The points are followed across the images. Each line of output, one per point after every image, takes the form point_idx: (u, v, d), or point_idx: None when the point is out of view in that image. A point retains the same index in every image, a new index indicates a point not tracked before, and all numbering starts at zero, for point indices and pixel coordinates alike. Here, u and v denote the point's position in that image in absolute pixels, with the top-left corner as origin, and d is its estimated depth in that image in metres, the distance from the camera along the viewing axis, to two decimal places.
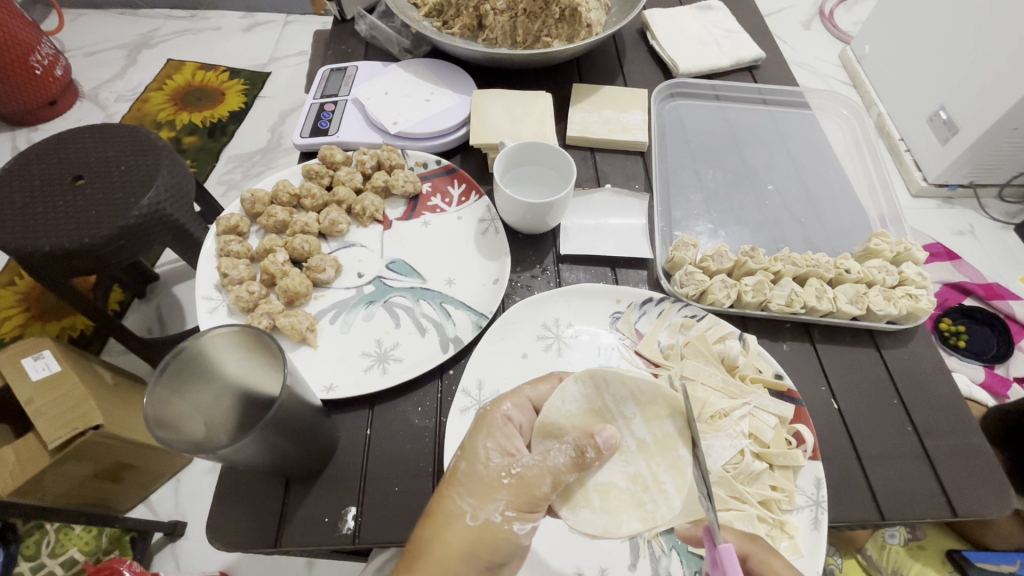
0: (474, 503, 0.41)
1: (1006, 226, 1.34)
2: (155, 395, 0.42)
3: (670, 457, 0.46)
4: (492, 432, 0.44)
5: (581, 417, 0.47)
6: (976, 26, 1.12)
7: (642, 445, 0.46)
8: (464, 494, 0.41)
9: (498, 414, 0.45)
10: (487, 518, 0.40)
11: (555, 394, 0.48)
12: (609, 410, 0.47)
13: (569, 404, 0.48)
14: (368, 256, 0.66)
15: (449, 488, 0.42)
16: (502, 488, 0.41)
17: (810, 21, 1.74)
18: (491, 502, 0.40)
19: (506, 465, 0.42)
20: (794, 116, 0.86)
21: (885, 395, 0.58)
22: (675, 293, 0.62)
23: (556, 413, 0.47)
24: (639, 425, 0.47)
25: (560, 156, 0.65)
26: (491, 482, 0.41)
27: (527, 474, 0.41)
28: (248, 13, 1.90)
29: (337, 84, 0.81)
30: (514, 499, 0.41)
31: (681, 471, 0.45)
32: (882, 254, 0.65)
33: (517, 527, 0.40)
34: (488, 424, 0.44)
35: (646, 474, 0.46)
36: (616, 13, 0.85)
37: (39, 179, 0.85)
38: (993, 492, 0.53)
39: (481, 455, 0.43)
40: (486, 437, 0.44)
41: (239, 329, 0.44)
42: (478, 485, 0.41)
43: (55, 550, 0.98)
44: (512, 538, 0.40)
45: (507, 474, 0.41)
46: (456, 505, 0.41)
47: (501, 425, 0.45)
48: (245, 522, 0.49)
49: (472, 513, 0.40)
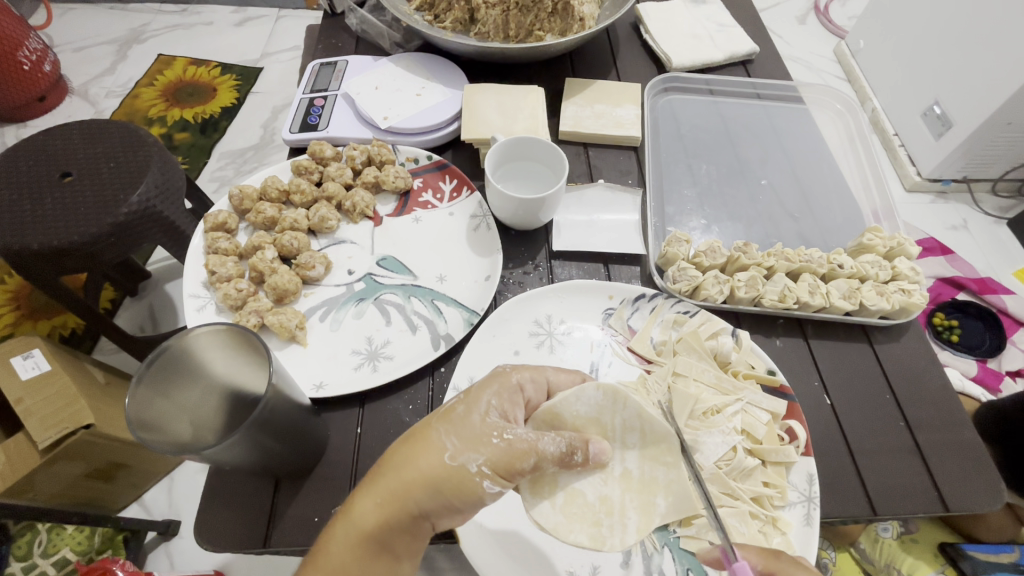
0: (458, 444, 0.39)
1: (998, 220, 1.34)
2: (138, 396, 0.41)
3: (645, 498, 0.47)
4: (501, 391, 0.43)
5: (583, 422, 0.47)
6: (968, 21, 1.12)
7: (626, 475, 0.47)
8: (450, 432, 0.40)
9: (513, 377, 0.44)
10: (464, 463, 0.39)
11: (570, 395, 0.46)
12: (613, 430, 0.47)
13: (579, 406, 0.47)
14: (358, 253, 0.65)
15: (438, 422, 0.41)
16: (489, 446, 0.40)
17: (805, 16, 1.73)
18: (472, 453, 0.39)
19: (501, 427, 0.41)
20: (788, 110, 0.85)
21: (878, 390, 0.58)
22: (668, 290, 0.62)
23: (565, 409, 0.46)
24: (632, 457, 0.48)
25: (552, 151, 0.65)
26: (481, 436, 0.40)
27: (516, 445, 0.40)
28: (239, 8, 1.88)
29: (326, 79, 0.80)
30: (495, 459, 0.39)
31: (647, 513, 0.46)
32: (875, 249, 0.65)
33: (487, 484, 0.39)
34: (500, 382, 0.43)
35: (615, 500, 0.46)
36: (609, 7, 0.84)
37: (24, 177, 0.84)
38: (985, 485, 0.53)
39: (481, 408, 0.41)
40: (492, 394, 0.42)
41: (225, 328, 0.43)
42: (468, 433, 0.40)
43: (47, 550, 0.97)
44: (478, 490, 0.39)
45: (499, 435, 0.40)
46: (439, 438, 0.40)
47: (512, 389, 0.44)
48: (231, 521, 0.49)
49: (451, 453, 0.39)
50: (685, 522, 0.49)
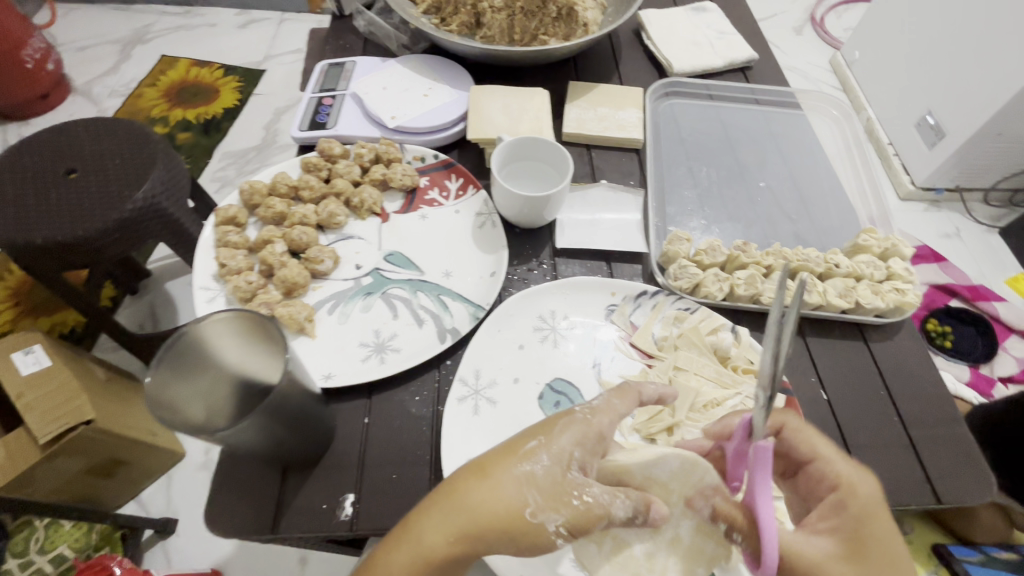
0: (541, 500, 0.39)
1: (991, 229, 1.37)
2: (158, 376, 0.42)
3: (690, 565, 0.45)
4: (582, 439, 0.43)
5: (651, 482, 0.45)
6: (960, 33, 1.15)
7: (677, 540, 0.45)
8: (533, 485, 0.40)
9: (594, 427, 0.43)
10: (543, 521, 0.39)
11: (654, 461, 0.45)
12: (674, 494, 0.45)
13: (656, 469, 0.45)
14: (366, 248, 0.66)
15: (514, 463, 0.41)
16: (568, 505, 0.40)
17: (801, 26, 1.76)
18: (553, 512, 0.39)
19: (581, 485, 0.40)
20: (786, 115, 0.87)
21: (873, 386, 0.59)
22: (669, 287, 0.63)
23: (647, 469, 0.45)
24: (687, 526, 0.45)
25: (557, 151, 0.66)
26: (562, 493, 0.40)
27: (594, 507, 0.40)
28: (243, 10, 1.90)
29: (334, 79, 0.81)
30: (573, 520, 0.39)
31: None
32: (871, 249, 0.66)
33: (561, 537, 0.39)
34: (582, 430, 0.43)
35: (660, 560, 0.45)
36: (611, 13, 0.87)
37: (31, 172, 0.85)
38: (975, 478, 0.54)
39: (563, 459, 0.41)
40: (572, 444, 0.42)
41: (244, 314, 0.45)
42: (549, 487, 0.40)
43: (44, 547, 0.97)
44: (550, 540, 0.39)
45: (579, 495, 0.40)
46: (520, 486, 0.40)
47: (592, 439, 0.43)
48: (240, 508, 0.49)
49: (533, 508, 0.39)
50: None
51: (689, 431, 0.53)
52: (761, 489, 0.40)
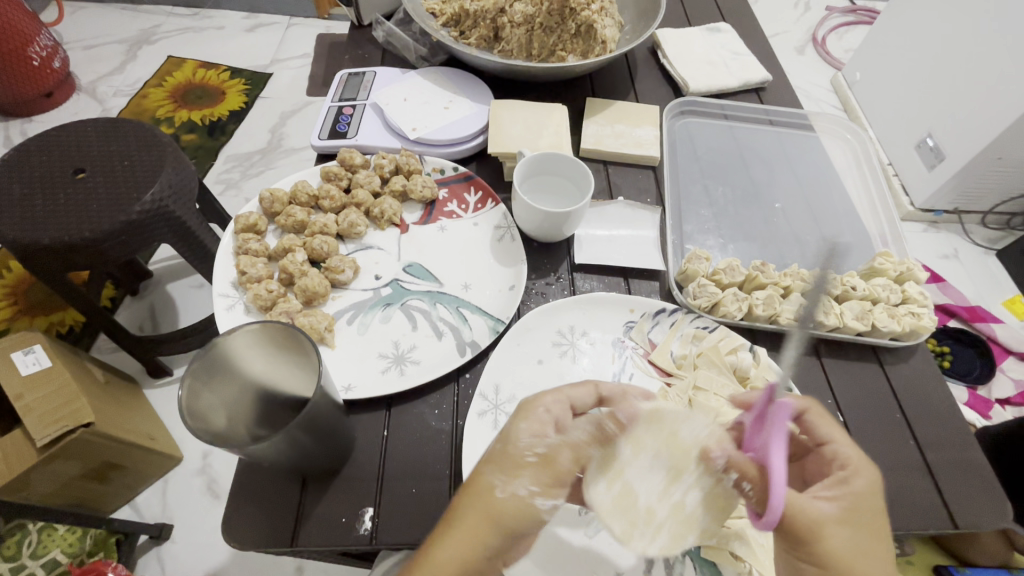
0: (505, 479, 0.42)
1: (988, 251, 1.39)
2: (188, 387, 0.42)
3: (679, 531, 0.44)
4: (526, 416, 0.45)
5: (673, 448, 0.45)
6: (962, 60, 1.17)
7: (678, 506, 0.45)
8: (495, 470, 0.42)
9: (538, 405, 0.46)
10: (515, 492, 0.41)
11: (685, 421, 0.46)
12: (686, 463, 0.45)
13: (684, 433, 0.46)
14: (386, 259, 0.67)
15: (484, 465, 0.43)
16: (527, 466, 0.42)
17: (803, 46, 1.79)
18: (517, 478, 0.42)
19: (534, 445, 0.43)
20: (799, 136, 0.88)
21: (888, 410, 0.60)
22: (688, 305, 0.63)
23: (673, 429, 0.46)
24: (694, 495, 0.44)
25: (578, 167, 0.67)
26: (520, 461, 0.42)
27: (552, 453, 0.43)
28: (251, 14, 1.90)
29: (354, 88, 0.82)
30: (539, 477, 0.42)
31: (677, 545, 0.44)
32: (886, 273, 0.67)
33: (541, 501, 0.42)
34: (525, 410, 0.45)
35: (659, 516, 0.44)
36: (629, 31, 0.89)
37: (39, 171, 0.84)
38: (991, 503, 0.54)
39: (513, 436, 0.44)
40: (521, 421, 0.45)
41: (271, 327, 0.45)
42: (505, 461, 0.43)
43: (36, 551, 0.95)
44: (535, 510, 0.42)
45: (533, 453, 0.43)
46: (486, 481, 0.42)
47: (539, 412, 0.45)
48: (259, 520, 0.49)
49: (501, 487, 0.41)
50: None
51: None
52: (776, 444, 0.39)
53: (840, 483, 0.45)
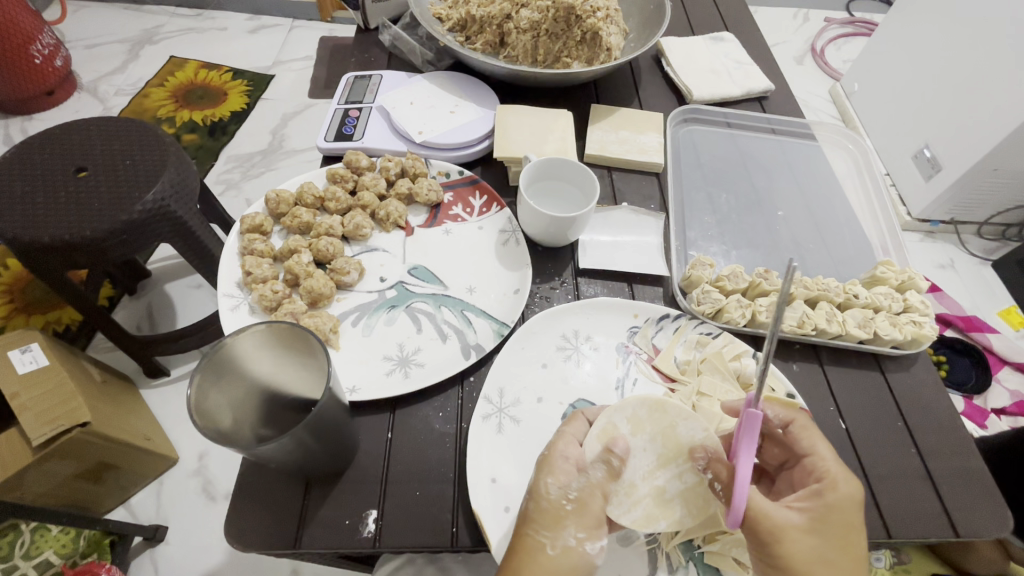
0: (551, 534, 0.43)
1: (983, 261, 1.40)
2: (198, 386, 0.42)
3: (654, 514, 0.48)
4: (552, 469, 0.46)
5: (660, 439, 0.50)
6: (959, 72, 1.19)
7: (659, 491, 0.49)
8: (539, 527, 0.44)
9: (556, 454, 0.47)
10: (564, 544, 0.43)
11: (686, 418, 0.50)
12: (673, 455, 0.50)
13: (682, 430, 0.50)
14: (391, 261, 0.67)
15: (526, 526, 0.44)
16: (568, 515, 0.44)
17: (802, 57, 1.81)
18: (563, 529, 0.43)
19: (564, 492, 0.45)
20: (800, 146, 0.89)
21: (891, 418, 0.60)
22: (692, 311, 0.64)
23: (673, 422, 0.50)
24: (674, 485, 0.49)
25: (583, 173, 0.67)
26: (557, 514, 0.44)
27: (585, 498, 0.45)
28: (254, 15, 1.91)
29: (361, 91, 0.82)
30: (582, 522, 0.44)
31: (649, 522, 0.48)
32: (888, 281, 0.68)
33: (588, 546, 0.43)
34: (547, 464, 0.46)
35: (640, 491, 0.49)
36: (633, 39, 0.90)
37: (40, 169, 0.84)
38: (992, 512, 0.55)
39: (541, 489, 0.45)
40: (546, 474, 0.46)
41: (280, 329, 0.45)
42: (546, 518, 0.44)
43: (29, 552, 0.94)
44: (586, 558, 0.43)
45: (568, 501, 0.44)
46: (535, 540, 0.43)
47: (560, 462, 0.47)
48: (263, 522, 0.49)
49: (551, 543, 0.43)
50: (710, 538, 0.51)
51: None
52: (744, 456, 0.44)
53: (812, 496, 0.46)
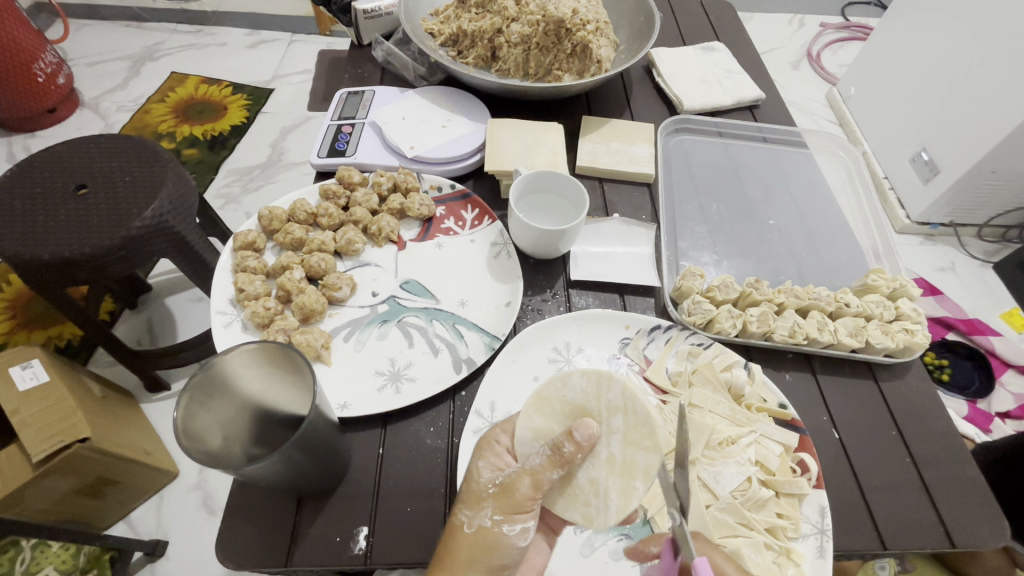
0: (470, 513, 0.45)
1: (984, 263, 1.39)
2: (184, 406, 0.42)
3: (627, 481, 0.46)
4: (483, 454, 0.49)
5: (571, 407, 0.49)
6: (954, 77, 1.19)
7: (611, 459, 0.47)
8: (461, 507, 0.46)
9: (494, 439, 0.50)
10: (480, 524, 0.44)
11: (563, 380, 0.50)
12: (599, 414, 0.48)
13: (569, 393, 0.49)
14: (382, 276, 0.67)
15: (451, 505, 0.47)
16: (488, 497, 0.45)
17: (798, 62, 1.82)
18: (481, 510, 0.45)
19: (494, 477, 0.46)
20: (791, 153, 0.90)
21: (884, 426, 0.60)
22: (683, 321, 0.64)
23: (558, 394, 0.50)
24: (617, 442, 0.47)
25: (573, 185, 0.67)
26: (480, 494, 0.46)
27: (509, 482, 0.45)
28: (253, 30, 1.93)
29: (353, 108, 0.83)
30: (500, 506, 0.45)
31: (627, 495, 0.46)
32: (879, 289, 0.68)
33: (505, 528, 0.44)
34: (482, 447, 0.49)
35: (602, 481, 0.47)
36: (624, 51, 0.90)
37: (40, 187, 0.85)
38: (988, 521, 0.54)
39: (473, 472, 0.47)
40: (478, 458, 0.48)
41: (263, 347, 0.45)
42: (470, 496, 0.46)
43: (29, 568, 0.94)
44: (501, 539, 0.44)
45: (492, 485, 0.45)
46: (456, 518, 0.45)
47: (491, 446, 0.49)
48: (255, 541, 0.49)
49: (467, 522, 0.45)
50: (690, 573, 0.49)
51: (706, 469, 0.52)
52: None
53: None
